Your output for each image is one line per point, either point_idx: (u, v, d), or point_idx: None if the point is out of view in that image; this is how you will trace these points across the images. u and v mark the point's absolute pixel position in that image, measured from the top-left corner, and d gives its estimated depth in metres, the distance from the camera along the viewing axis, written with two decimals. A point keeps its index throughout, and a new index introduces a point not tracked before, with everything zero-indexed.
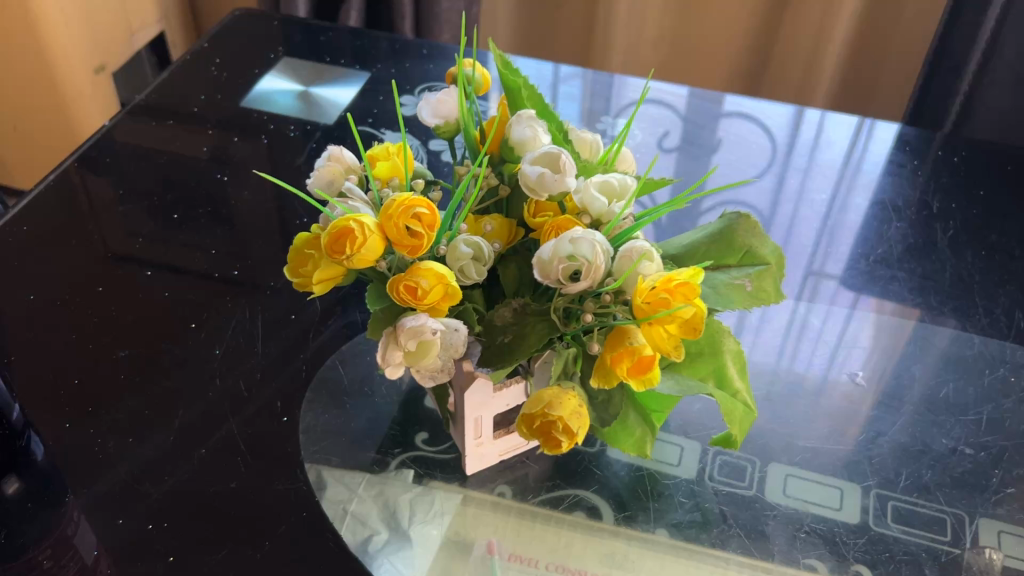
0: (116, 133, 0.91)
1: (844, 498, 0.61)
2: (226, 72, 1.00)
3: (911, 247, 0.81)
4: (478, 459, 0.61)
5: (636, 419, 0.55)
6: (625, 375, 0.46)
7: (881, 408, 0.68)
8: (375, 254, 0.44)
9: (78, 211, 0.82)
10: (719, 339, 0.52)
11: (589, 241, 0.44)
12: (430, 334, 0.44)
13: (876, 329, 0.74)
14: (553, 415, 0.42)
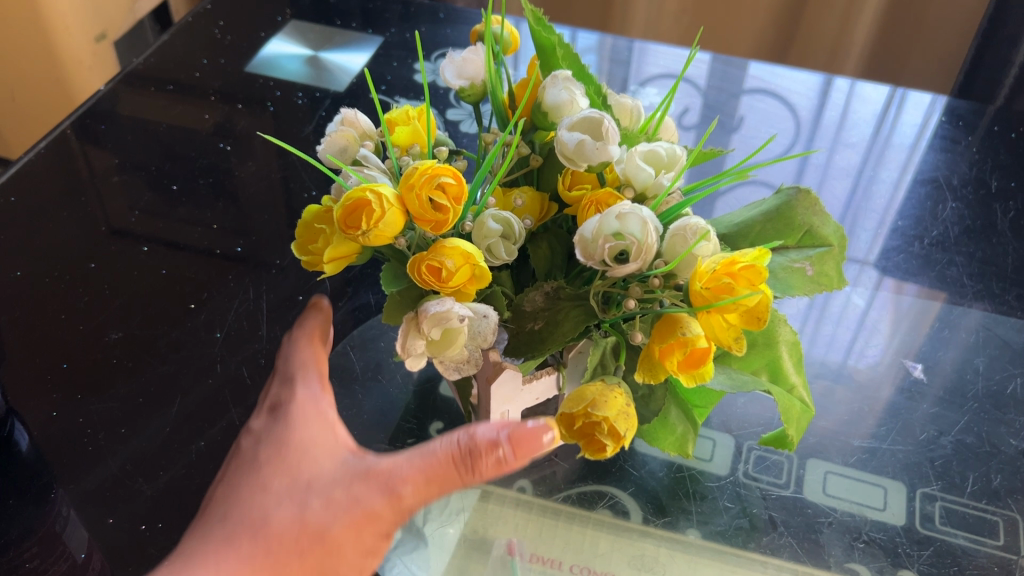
0: (113, 99, 0.86)
1: (888, 497, 0.56)
2: (230, 35, 0.94)
3: (969, 228, 0.75)
4: None
5: (678, 416, 0.48)
6: (675, 370, 0.40)
7: (944, 405, 0.62)
8: (394, 230, 0.38)
9: (70, 182, 0.77)
10: (775, 327, 0.46)
11: (638, 216, 0.38)
12: (457, 322, 0.38)
13: (925, 314, 0.68)
14: (598, 416, 0.38)
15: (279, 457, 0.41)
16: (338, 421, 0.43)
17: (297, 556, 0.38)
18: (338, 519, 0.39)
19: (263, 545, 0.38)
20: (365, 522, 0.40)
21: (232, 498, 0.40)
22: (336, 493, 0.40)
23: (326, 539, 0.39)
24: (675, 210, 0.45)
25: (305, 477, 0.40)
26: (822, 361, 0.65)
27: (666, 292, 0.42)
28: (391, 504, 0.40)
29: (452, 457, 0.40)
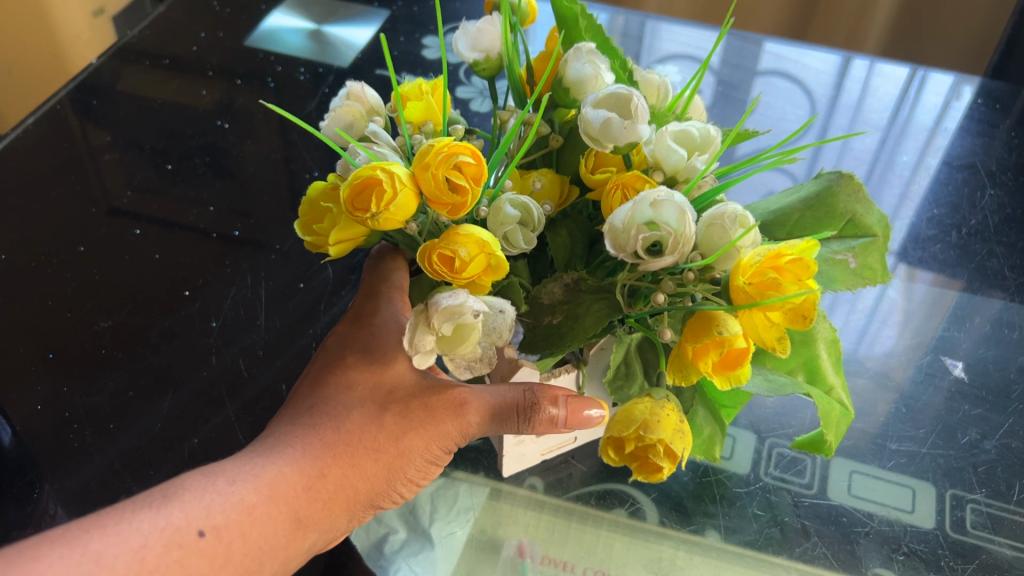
0: (107, 74, 0.82)
1: (916, 498, 0.53)
2: (230, 8, 0.90)
3: (1009, 218, 0.71)
4: (517, 459, 0.52)
5: (704, 416, 0.45)
6: (708, 371, 0.36)
7: (986, 407, 0.58)
8: (405, 214, 0.34)
9: (58, 160, 0.73)
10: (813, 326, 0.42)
11: (674, 205, 0.34)
12: (471, 318, 0.34)
13: (959, 308, 0.65)
14: (653, 438, 0.34)
15: (365, 357, 0.43)
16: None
17: (373, 455, 0.42)
18: (409, 425, 0.43)
19: (349, 435, 0.41)
20: (433, 435, 0.43)
21: (322, 388, 0.43)
22: (411, 404, 0.43)
23: (398, 444, 0.42)
24: (709, 195, 0.40)
25: (388, 382, 0.43)
26: (853, 355, 0.62)
27: (699, 286, 0.38)
28: (459, 425, 0.43)
29: (515, 405, 0.42)
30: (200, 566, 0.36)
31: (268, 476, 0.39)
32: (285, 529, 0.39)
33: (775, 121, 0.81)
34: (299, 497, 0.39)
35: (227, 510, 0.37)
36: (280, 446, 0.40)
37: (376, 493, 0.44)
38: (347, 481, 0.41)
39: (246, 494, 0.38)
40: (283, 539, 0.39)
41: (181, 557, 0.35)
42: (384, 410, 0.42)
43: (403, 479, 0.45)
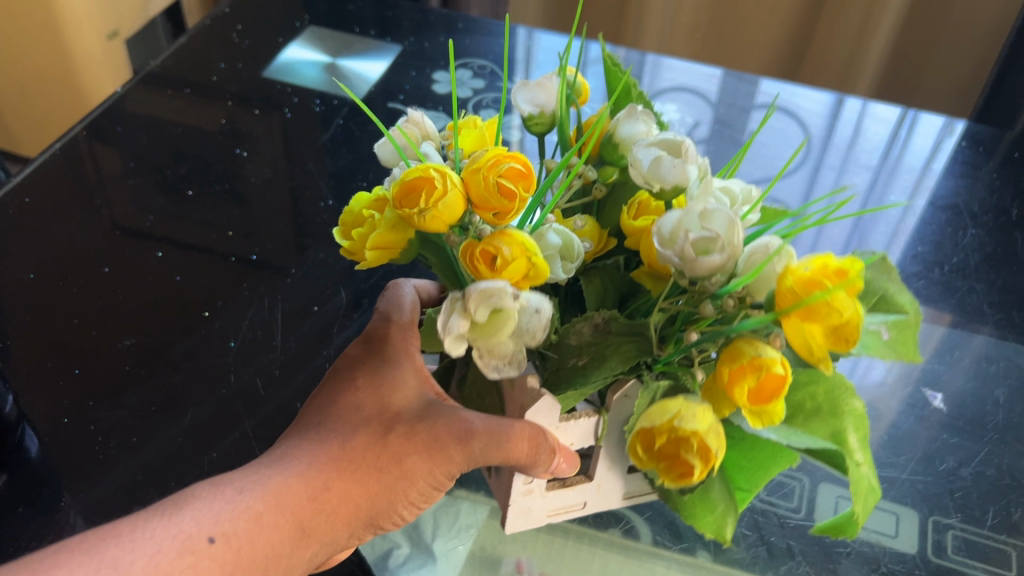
0: (129, 101, 0.85)
1: (900, 524, 0.56)
2: (248, 40, 0.94)
3: (989, 256, 0.75)
4: (523, 515, 0.52)
5: (721, 492, 0.46)
6: (741, 401, 0.38)
7: (961, 435, 0.61)
8: (451, 215, 0.37)
9: (83, 183, 0.76)
10: (842, 397, 0.42)
11: (723, 214, 0.35)
12: (509, 300, 0.35)
13: (946, 342, 0.68)
14: (688, 429, 0.39)
15: (372, 383, 0.46)
16: (425, 370, 0.48)
17: (379, 473, 0.44)
18: (414, 447, 0.45)
19: (358, 448, 0.44)
20: (440, 456, 0.45)
21: (333, 405, 0.45)
22: (416, 427, 0.45)
23: (403, 464, 0.44)
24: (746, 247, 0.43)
25: (392, 408, 0.45)
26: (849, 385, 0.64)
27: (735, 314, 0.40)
28: (462, 450, 0.45)
29: (531, 443, 0.44)
30: (211, 570, 0.38)
31: (274, 486, 0.41)
32: (293, 537, 0.41)
33: (770, 160, 0.84)
34: (304, 509, 0.41)
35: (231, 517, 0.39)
36: (287, 456, 0.43)
37: (381, 516, 0.45)
38: (351, 497, 0.43)
39: (253, 503, 0.40)
40: (287, 549, 0.41)
41: (192, 562, 0.37)
42: (393, 427, 0.45)
43: (408, 505, 0.46)
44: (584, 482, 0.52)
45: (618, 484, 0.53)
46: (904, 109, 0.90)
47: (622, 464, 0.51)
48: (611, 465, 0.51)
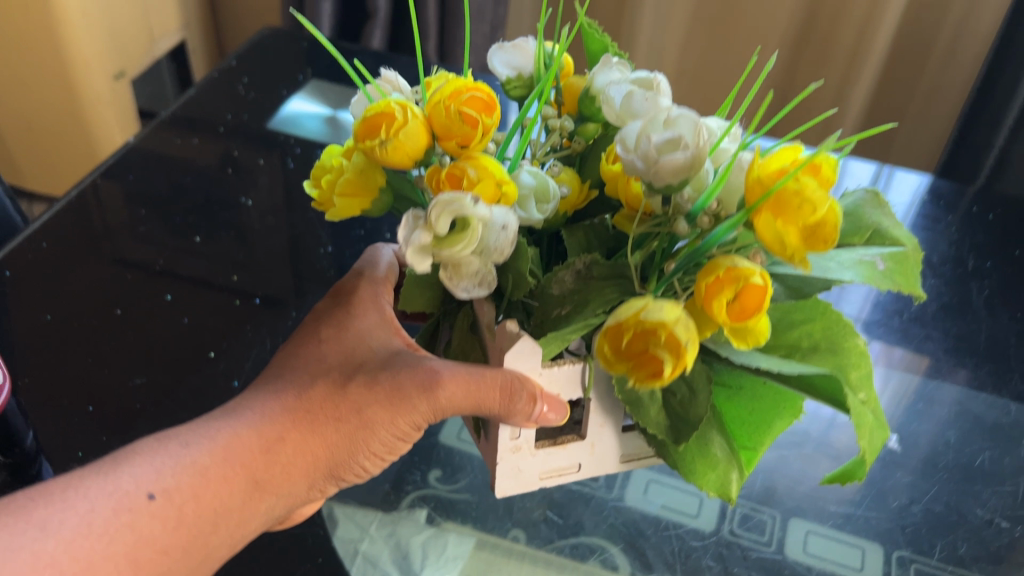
0: (141, 149, 0.90)
1: (866, 557, 0.60)
2: (254, 92, 0.99)
3: (945, 305, 0.79)
4: (514, 476, 0.56)
5: (722, 448, 0.49)
6: (718, 308, 0.40)
7: (913, 474, 0.65)
8: (414, 145, 0.43)
9: (96, 228, 0.80)
10: (839, 333, 0.47)
11: (687, 118, 0.41)
12: (467, 205, 0.39)
13: (920, 392, 0.72)
14: (654, 320, 0.39)
15: (337, 335, 0.56)
16: (395, 323, 0.57)
17: (334, 422, 0.52)
18: (374, 398, 0.52)
19: (308, 405, 0.53)
20: (402, 410, 0.52)
21: (300, 368, 0.55)
22: (377, 376, 0.53)
23: (361, 413, 0.52)
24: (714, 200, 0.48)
25: (355, 356, 0.55)
26: (833, 424, 0.71)
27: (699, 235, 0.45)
28: (426, 398, 0.50)
29: (500, 387, 0.48)
30: (149, 515, 0.46)
31: (224, 441, 0.50)
32: (242, 489, 0.50)
33: None
34: (256, 458, 0.50)
35: (174, 476, 0.48)
36: (244, 414, 0.52)
37: (340, 466, 0.53)
38: (302, 448, 0.52)
39: (198, 457, 0.49)
40: (239, 495, 0.49)
41: (133, 514, 0.46)
42: (348, 382, 0.53)
43: (373, 454, 0.54)
44: (577, 440, 0.56)
45: (611, 444, 0.57)
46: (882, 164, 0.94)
47: (613, 422, 0.56)
48: (604, 424, 0.56)
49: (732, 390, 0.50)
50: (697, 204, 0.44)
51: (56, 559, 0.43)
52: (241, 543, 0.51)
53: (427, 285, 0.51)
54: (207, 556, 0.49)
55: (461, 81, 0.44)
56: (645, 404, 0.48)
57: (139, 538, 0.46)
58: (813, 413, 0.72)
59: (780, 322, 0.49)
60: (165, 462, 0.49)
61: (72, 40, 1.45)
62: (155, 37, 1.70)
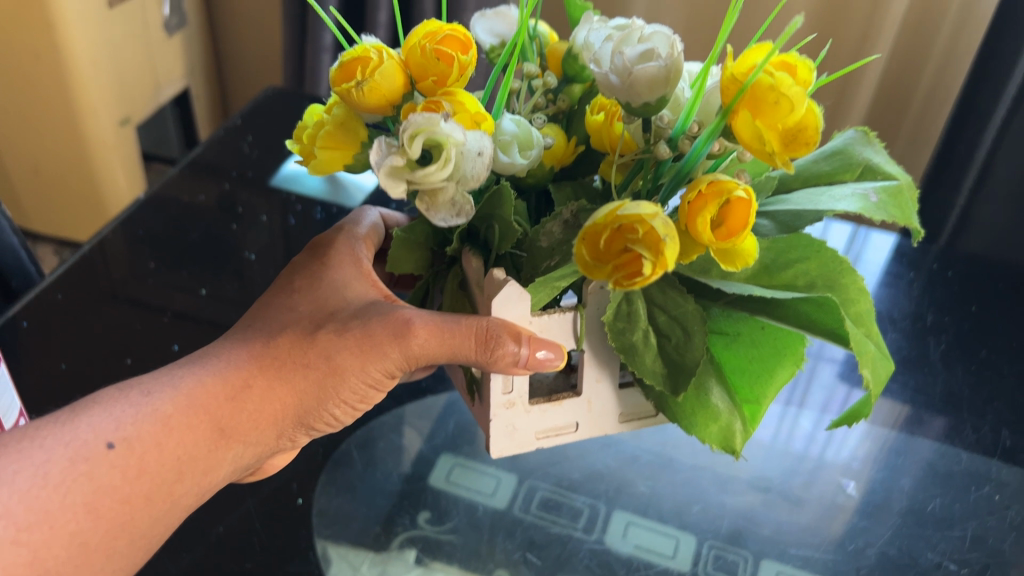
0: (151, 207, 0.96)
1: None
2: (258, 150, 1.06)
3: (905, 358, 0.84)
4: (512, 437, 0.62)
5: (721, 400, 0.55)
6: (705, 215, 0.45)
7: (864, 519, 0.71)
8: (388, 84, 0.49)
9: (107, 282, 0.85)
10: (833, 271, 0.52)
11: (661, 34, 0.47)
12: (442, 126, 0.44)
13: (896, 446, 0.77)
14: (634, 216, 0.43)
15: (309, 289, 0.64)
16: (371, 277, 0.67)
17: (302, 370, 0.60)
18: (342, 345, 0.60)
19: (272, 355, 0.61)
20: (371, 354, 0.60)
21: (273, 317, 0.63)
22: (348, 323, 0.61)
23: (331, 360, 0.60)
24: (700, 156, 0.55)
25: (324, 308, 0.63)
26: (822, 463, 0.76)
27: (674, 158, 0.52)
28: (399, 344, 0.58)
29: (477, 335, 0.55)
30: (113, 461, 0.54)
31: (187, 393, 0.58)
32: (203, 435, 0.58)
33: None
34: (223, 405, 0.59)
35: (132, 424, 0.56)
36: (210, 364, 0.60)
37: (303, 411, 0.62)
38: (263, 398, 0.60)
39: (160, 407, 0.57)
40: (206, 442, 0.58)
41: (94, 460, 0.54)
42: (316, 330, 0.61)
43: (338, 399, 0.62)
44: (573, 397, 0.62)
45: (605, 402, 0.63)
46: (856, 226, 1.00)
47: (609, 379, 0.62)
48: (599, 378, 0.62)
49: (731, 338, 0.55)
50: (676, 128, 0.52)
51: (10, 509, 0.50)
52: (207, 484, 0.59)
53: (411, 248, 0.59)
54: (173, 499, 0.57)
55: (436, 24, 0.51)
56: (640, 351, 0.53)
57: (98, 483, 0.53)
58: (800, 454, 0.77)
59: (775, 263, 0.54)
60: (126, 411, 0.56)
61: (82, 89, 1.52)
62: (162, 84, 1.77)
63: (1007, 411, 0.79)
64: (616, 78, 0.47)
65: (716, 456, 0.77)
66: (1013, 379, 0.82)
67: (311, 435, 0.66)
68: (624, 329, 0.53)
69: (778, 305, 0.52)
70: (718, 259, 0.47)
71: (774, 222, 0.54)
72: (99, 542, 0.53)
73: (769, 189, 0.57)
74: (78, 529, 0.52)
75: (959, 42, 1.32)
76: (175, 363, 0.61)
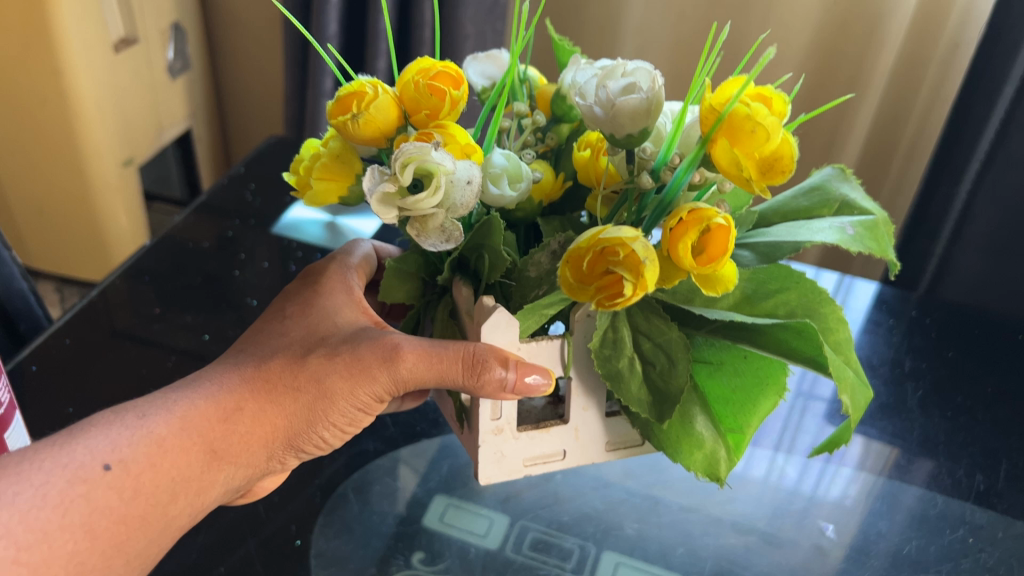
0: (157, 253, 1.00)
1: None
2: (259, 199, 1.11)
3: (883, 404, 0.88)
4: (500, 464, 0.66)
5: (706, 429, 0.58)
6: (685, 240, 0.48)
7: (848, 562, 0.73)
8: (383, 117, 0.52)
9: (114, 327, 0.88)
10: (814, 301, 0.56)
11: (645, 70, 0.51)
12: (431, 155, 0.47)
13: (886, 492, 0.80)
14: (615, 241, 0.47)
15: (301, 316, 0.68)
16: (361, 305, 0.70)
17: (292, 393, 0.63)
18: (334, 369, 0.63)
19: (265, 379, 0.64)
20: (361, 378, 0.63)
21: (265, 343, 0.66)
22: (338, 349, 0.64)
23: (323, 384, 0.63)
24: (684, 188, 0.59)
25: (315, 333, 0.66)
26: (807, 506, 0.79)
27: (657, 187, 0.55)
28: (387, 368, 0.62)
29: (464, 360, 0.58)
30: (111, 482, 0.56)
31: (180, 417, 0.60)
32: (196, 457, 0.60)
33: None
34: (216, 427, 0.61)
35: (128, 447, 0.58)
36: (202, 388, 0.63)
37: (293, 434, 0.65)
38: (255, 420, 0.63)
39: (156, 429, 0.59)
40: (199, 461, 0.60)
41: (93, 482, 0.55)
42: (308, 354, 0.64)
43: (327, 422, 0.65)
44: (560, 425, 0.66)
45: (592, 430, 0.67)
46: (841, 275, 1.04)
47: (594, 408, 0.66)
48: (586, 407, 0.65)
49: (715, 367, 0.59)
50: (659, 158, 0.55)
51: (10, 529, 0.51)
52: (200, 504, 0.61)
53: (404, 279, 0.63)
54: (166, 520, 0.59)
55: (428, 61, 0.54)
56: (626, 378, 0.56)
57: (95, 505, 0.55)
58: (786, 498, 0.80)
59: (757, 294, 0.57)
60: (122, 433, 0.58)
61: (88, 132, 1.55)
62: (167, 126, 1.81)
63: (981, 456, 0.83)
64: (599, 110, 0.51)
65: (706, 498, 0.80)
66: (986, 424, 0.87)
67: (296, 458, 0.69)
68: (611, 356, 0.57)
69: (757, 334, 0.56)
70: (699, 284, 0.51)
71: (755, 251, 0.57)
72: (96, 563, 0.55)
73: (750, 223, 0.60)
74: (76, 549, 0.54)
75: (938, 97, 1.38)
76: (166, 387, 0.64)
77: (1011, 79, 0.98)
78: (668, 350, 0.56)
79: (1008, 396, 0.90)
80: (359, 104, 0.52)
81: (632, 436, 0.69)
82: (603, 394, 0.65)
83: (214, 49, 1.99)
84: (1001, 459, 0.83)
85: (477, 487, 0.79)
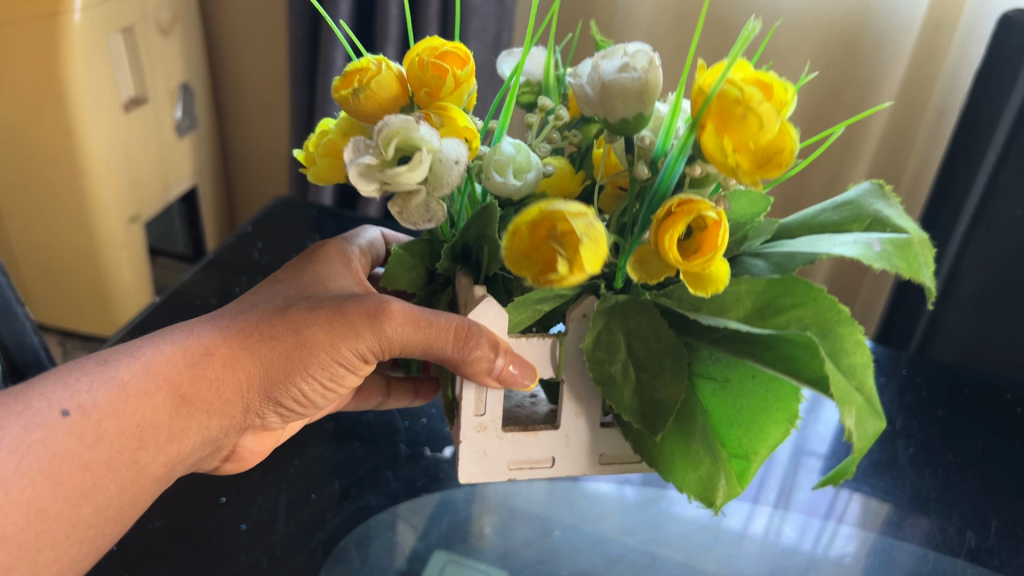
0: (167, 309, 1.02)
1: None
2: (266, 257, 1.15)
3: (875, 461, 0.90)
4: (479, 465, 0.69)
5: (705, 453, 0.58)
6: (673, 229, 0.49)
7: None
8: (385, 94, 0.55)
9: None
10: (825, 312, 0.55)
11: (644, 53, 0.52)
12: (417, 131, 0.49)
13: (882, 550, 0.81)
14: (555, 217, 0.47)
15: (293, 278, 0.73)
16: (360, 278, 0.76)
17: (271, 343, 0.68)
18: (313, 324, 0.68)
19: (239, 329, 0.69)
20: (341, 331, 0.67)
21: (250, 300, 0.72)
22: (326, 303, 0.69)
23: (302, 334, 0.68)
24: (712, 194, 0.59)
25: (304, 293, 0.72)
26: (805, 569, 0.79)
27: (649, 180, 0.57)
28: (371, 326, 0.67)
29: (453, 331, 0.62)
30: (66, 425, 0.62)
31: (144, 366, 0.66)
32: (162, 402, 0.66)
33: None
34: (184, 373, 0.67)
35: (89, 394, 0.64)
36: (175, 337, 0.69)
37: (268, 383, 0.70)
38: (225, 368, 0.68)
39: (122, 376, 0.65)
40: (167, 404, 0.66)
41: (50, 422, 0.62)
42: (288, 307, 0.69)
43: (305, 372, 0.70)
44: (551, 430, 0.69)
45: (583, 438, 0.69)
46: None
47: (587, 416, 0.68)
48: (578, 414, 0.68)
49: (720, 385, 0.59)
50: (659, 148, 0.55)
51: None
52: (171, 449, 0.67)
53: (408, 267, 0.66)
54: (136, 466, 0.65)
55: (437, 41, 0.57)
56: (618, 384, 0.58)
57: (56, 449, 0.61)
58: (785, 555, 0.81)
59: (770, 308, 0.57)
60: (86, 383, 0.65)
61: (95, 187, 1.58)
62: (172, 184, 1.84)
63: (971, 513, 0.85)
64: (590, 89, 0.52)
65: (702, 556, 0.81)
66: (975, 482, 0.88)
67: (276, 411, 0.74)
68: (604, 359, 0.59)
69: (767, 349, 0.56)
70: (689, 283, 0.52)
71: (768, 262, 0.59)
72: (61, 511, 0.61)
73: (770, 233, 0.62)
74: (37, 495, 0.60)
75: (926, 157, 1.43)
76: (139, 339, 0.70)
77: (993, 147, 1.02)
78: (662, 358, 0.58)
79: (998, 454, 0.92)
80: (360, 79, 0.55)
81: (626, 452, 0.71)
82: (596, 404, 0.68)
83: (222, 110, 2.05)
84: (991, 516, 0.85)
85: (475, 544, 0.80)
